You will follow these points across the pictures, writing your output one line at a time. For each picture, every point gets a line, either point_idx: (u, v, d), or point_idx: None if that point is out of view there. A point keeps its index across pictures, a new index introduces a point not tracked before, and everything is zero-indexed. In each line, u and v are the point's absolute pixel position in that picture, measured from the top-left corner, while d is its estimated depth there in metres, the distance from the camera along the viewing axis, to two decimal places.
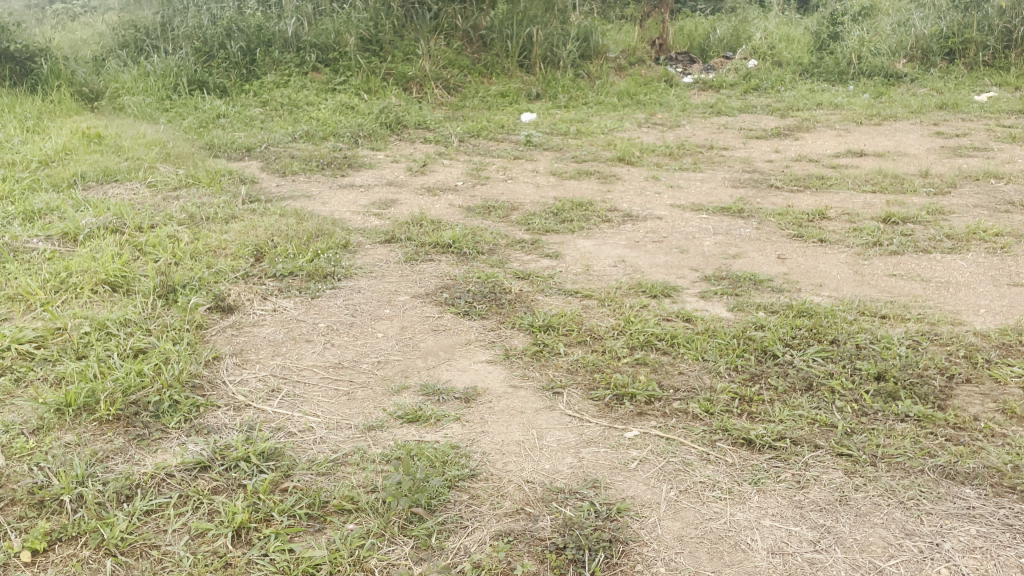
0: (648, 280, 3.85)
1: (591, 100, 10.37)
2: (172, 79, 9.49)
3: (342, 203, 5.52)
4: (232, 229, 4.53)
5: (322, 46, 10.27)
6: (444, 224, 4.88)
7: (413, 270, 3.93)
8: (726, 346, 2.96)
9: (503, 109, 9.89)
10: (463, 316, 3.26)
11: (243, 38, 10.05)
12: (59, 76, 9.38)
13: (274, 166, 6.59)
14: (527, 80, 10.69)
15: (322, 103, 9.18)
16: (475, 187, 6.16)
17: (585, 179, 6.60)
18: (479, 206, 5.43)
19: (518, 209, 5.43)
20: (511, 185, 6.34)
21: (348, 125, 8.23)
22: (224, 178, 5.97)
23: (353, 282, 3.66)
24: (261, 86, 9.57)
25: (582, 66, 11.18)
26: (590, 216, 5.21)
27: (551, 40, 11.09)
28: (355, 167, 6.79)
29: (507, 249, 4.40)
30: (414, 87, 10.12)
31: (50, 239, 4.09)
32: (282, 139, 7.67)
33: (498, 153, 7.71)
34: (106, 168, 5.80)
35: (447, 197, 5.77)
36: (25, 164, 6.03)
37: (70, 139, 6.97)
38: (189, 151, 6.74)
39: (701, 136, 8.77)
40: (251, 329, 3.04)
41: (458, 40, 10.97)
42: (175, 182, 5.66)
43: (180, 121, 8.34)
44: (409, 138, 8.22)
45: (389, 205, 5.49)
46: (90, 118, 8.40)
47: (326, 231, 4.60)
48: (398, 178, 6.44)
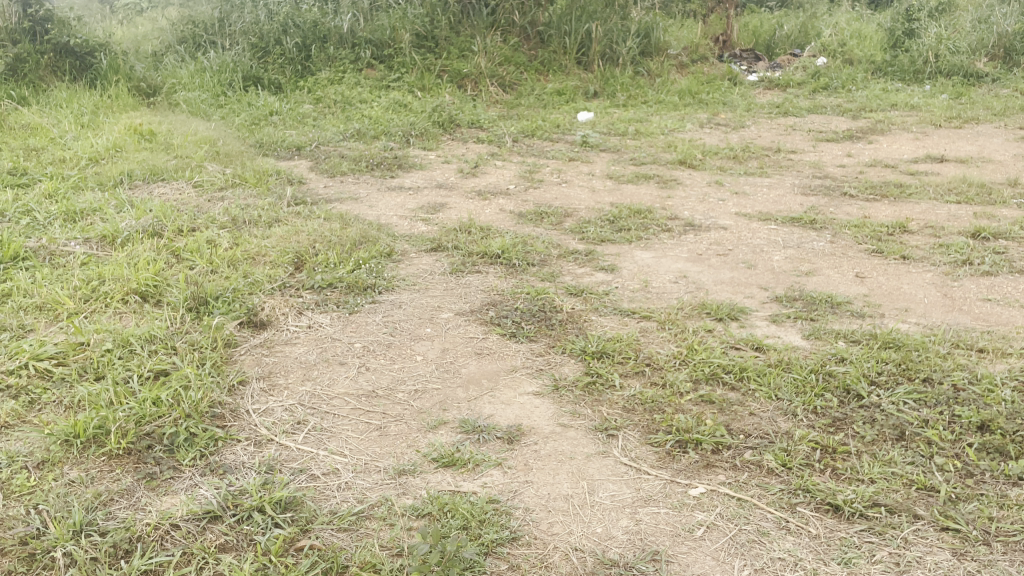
0: (712, 300, 3.54)
1: (650, 99, 10.01)
2: (228, 75, 9.45)
3: (389, 206, 5.32)
4: (274, 233, 4.36)
5: (377, 42, 10.11)
6: (493, 232, 4.64)
7: (458, 283, 3.69)
8: (803, 383, 2.64)
9: (560, 107, 9.61)
10: (509, 337, 3.01)
11: (299, 34, 9.98)
12: (118, 71, 9.44)
13: (323, 166, 6.43)
14: (585, 78, 10.39)
15: (375, 100, 9.02)
16: (528, 191, 5.90)
17: (644, 183, 6.28)
18: (530, 212, 5.17)
19: (572, 216, 5.16)
20: (566, 188, 6.07)
21: (400, 124, 8.05)
22: (272, 178, 5.83)
23: (394, 296, 3.43)
24: (315, 83, 9.46)
25: (642, 64, 10.83)
26: (649, 224, 4.90)
27: (611, 36, 10.75)
28: (406, 168, 6.59)
29: (560, 261, 4.13)
30: (469, 84, 9.90)
31: (89, 243, 3.98)
32: (334, 137, 7.52)
33: (552, 154, 7.43)
34: (154, 166, 5.72)
35: (499, 202, 5.53)
36: (76, 161, 5.99)
37: (122, 135, 6.94)
38: (239, 150, 6.63)
39: (767, 138, 8.35)
40: (282, 348, 2.84)
41: (515, 37, 10.72)
42: (221, 182, 5.54)
43: (233, 118, 8.28)
44: (462, 137, 8.01)
45: (438, 209, 5.26)
46: (145, 114, 8.41)
47: (370, 236, 4.40)
48: (448, 180, 6.22)
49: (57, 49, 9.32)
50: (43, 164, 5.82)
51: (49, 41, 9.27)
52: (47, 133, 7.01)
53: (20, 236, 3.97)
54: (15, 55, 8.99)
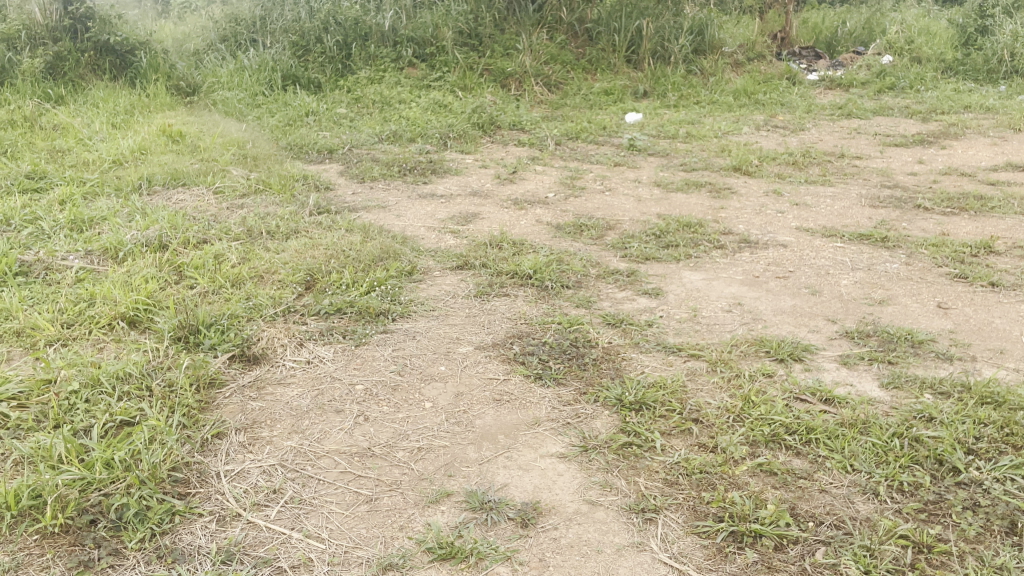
0: (771, 334, 3.09)
1: (703, 100, 9.50)
2: (267, 74, 9.22)
3: (418, 216, 4.97)
4: (288, 247, 4.03)
5: (419, 40, 9.77)
6: (526, 247, 4.25)
7: (482, 308, 3.30)
8: (883, 451, 2.20)
9: (607, 108, 9.17)
10: (534, 380, 2.61)
11: (340, 32, 9.70)
12: (157, 70, 9.30)
13: (354, 171, 6.12)
14: (634, 78, 9.92)
15: (414, 101, 8.70)
16: (568, 200, 5.50)
17: (694, 192, 5.82)
18: (569, 224, 4.77)
19: (614, 229, 4.73)
20: (610, 197, 5.64)
21: (438, 125, 7.70)
22: (298, 183, 5.53)
23: (408, 325, 3.06)
24: (354, 82, 9.18)
25: (695, 62, 10.32)
26: (699, 240, 4.45)
27: (663, 33, 10.26)
28: (440, 173, 6.24)
29: (598, 284, 3.72)
30: (513, 84, 9.51)
31: (90, 256, 3.70)
32: (368, 139, 7.21)
33: (597, 158, 7.00)
34: (176, 170, 5.46)
35: (536, 212, 5.13)
36: (100, 164, 5.78)
37: (152, 137, 6.73)
38: (269, 153, 6.35)
39: (830, 142, 7.78)
40: (274, 388, 2.49)
41: (562, 34, 10.30)
42: (244, 188, 5.24)
43: (268, 118, 8.04)
44: (502, 140, 7.64)
45: (470, 220, 4.90)
46: (180, 114, 8.22)
47: (392, 250, 4.04)
48: (484, 187, 5.84)
49: (97, 48, 9.21)
50: (65, 167, 5.61)
51: (89, 39, 9.16)
52: (78, 134, 6.84)
53: (19, 248, 3.72)
54: (56, 53, 8.89)
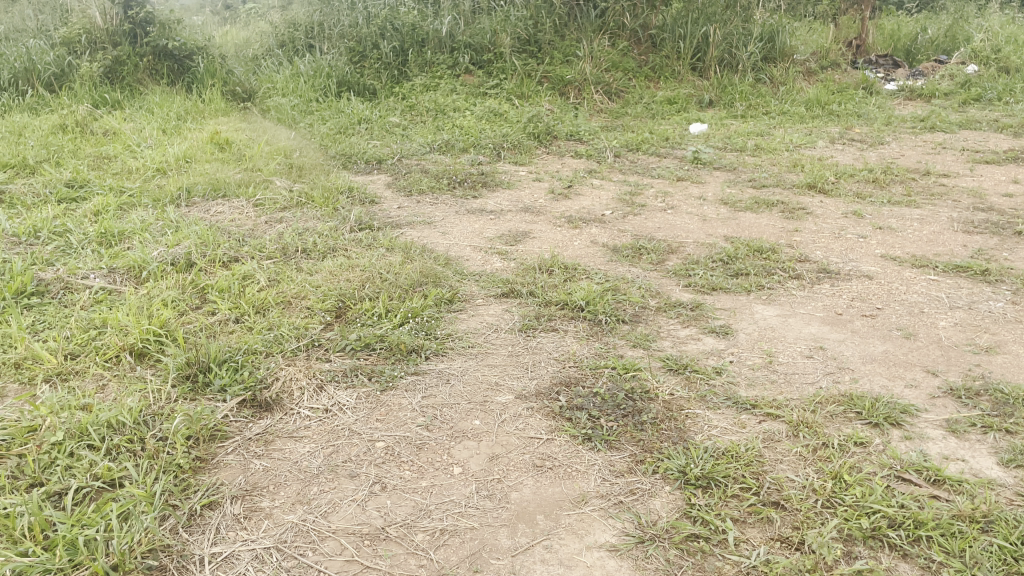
0: (861, 390, 2.66)
1: (772, 110, 9.01)
2: (322, 80, 9.05)
3: (465, 233, 4.65)
4: (321, 269, 3.74)
5: (477, 47, 9.48)
6: (579, 273, 3.89)
7: (526, 346, 2.94)
8: (1013, 558, 1.80)
9: (670, 118, 8.74)
10: (582, 441, 2.24)
11: (397, 38, 9.45)
12: (214, 75, 9.23)
13: (402, 183, 5.84)
14: (699, 86, 9.47)
15: (469, 109, 8.40)
16: (626, 218, 5.11)
17: (765, 212, 5.36)
18: (627, 246, 4.39)
19: (677, 252, 4.33)
20: (672, 216, 5.23)
21: (492, 135, 7.39)
22: (341, 196, 5.26)
23: (443, 365, 2.72)
24: (409, 89, 8.93)
25: (765, 70, 9.81)
26: (772, 267, 4.01)
27: (731, 40, 9.78)
28: (491, 187, 5.91)
29: (659, 318, 3.33)
30: (572, 91, 9.15)
31: (112, 274, 3.47)
32: (419, 149, 6.94)
33: (659, 172, 6.59)
34: (217, 179, 5.25)
35: (591, 231, 4.76)
36: (143, 172, 5.62)
37: (199, 145, 6.58)
38: (316, 162, 6.12)
39: (912, 157, 7.20)
40: (283, 444, 2.18)
41: (625, 40, 9.89)
42: (285, 201, 5.00)
43: (319, 126, 7.84)
44: (559, 151, 7.28)
45: (520, 239, 4.55)
46: (233, 120, 8.10)
47: (433, 273, 3.72)
48: (537, 203, 5.50)
49: (156, 52, 9.19)
50: (108, 175, 5.45)
51: (148, 44, 9.14)
52: (128, 141, 6.74)
53: (41, 264, 3.52)
54: (115, 58, 8.90)
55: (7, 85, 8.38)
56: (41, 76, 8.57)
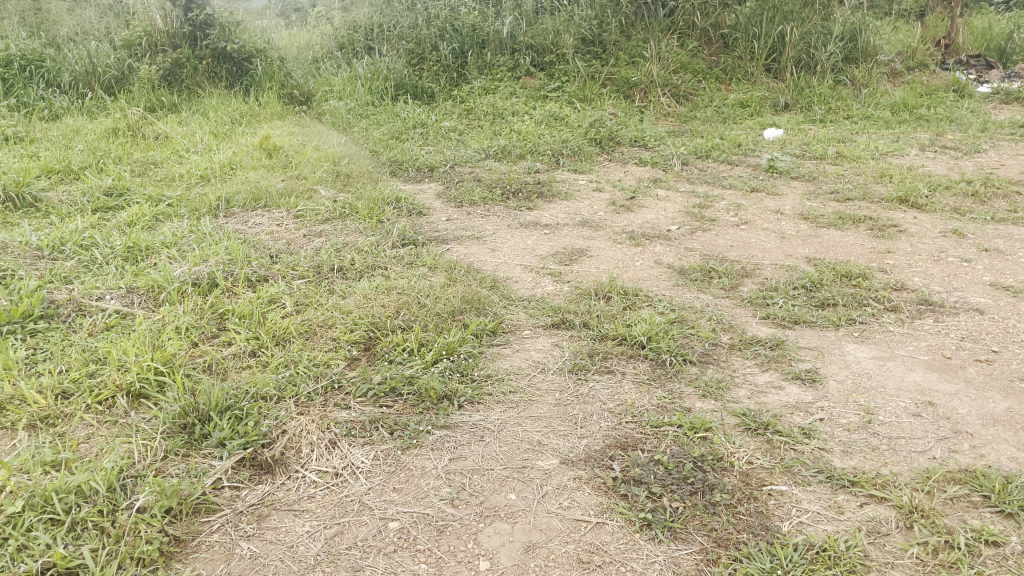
0: (987, 466, 2.18)
1: (854, 115, 8.39)
2: (379, 82, 8.79)
3: (516, 251, 4.27)
4: (355, 292, 3.41)
5: (539, 48, 9.09)
6: (640, 301, 3.46)
7: (577, 393, 2.54)
8: None
9: (742, 123, 8.19)
10: (639, 528, 1.86)
11: (457, 39, 9.11)
12: (272, 78, 9.09)
13: (453, 192, 5.49)
14: (774, 88, 8.90)
15: (529, 113, 8.02)
16: (695, 235, 4.64)
17: (850, 229, 4.84)
18: (695, 268, 3.94)
19: (753, 277, 3.86)
20: (746, 231, 4.75)
21: (551, 140, 7.00)
22: (387, 207, 4.94)
23: (478, 417, 2.34)
24: (467, 93, 8.60)
25: (845, 71, 9.17)
26: (863, 296, 3.51)
27: (809, 39, 9.16)
28: (548, 198, 5.52)
29: (733, 360, 2.88)
30: (637, 94, 8.68)
31: (130, 294, 3.20)
32: (473, 156, 6.60)
33: (731, 181, 6.09)
34: (260, 188, 5.00)
35: (656, 249, 4.32)
36: (187, 180, 5.40)
37: (248, 150, 6.37)
38: (364, 169, 5.83)
39: (1014, 167, 6.53)
40: (280, 521, 1.87)
41: (695, 41, 9.37)
42: (327, 212, 4.70)
43: (373, 130, 7.58)
44: (622, 157, 6.85)
45: (576, 258, 4.15)
46: (286, 124, 7.91)
47: (476, 298, 3.34)
48: (597, 216, 5.08)
49: (215, 55, 9.06)
50: (150, 182, 5.25)
51: (207, 46, 9.02)
52: (178, 146, 6.57)
53: (57, 283, 3.27)
54: (174, 60, 8.83)
55: (67, 88, 8.34)
56: (101, 79, 8.51)
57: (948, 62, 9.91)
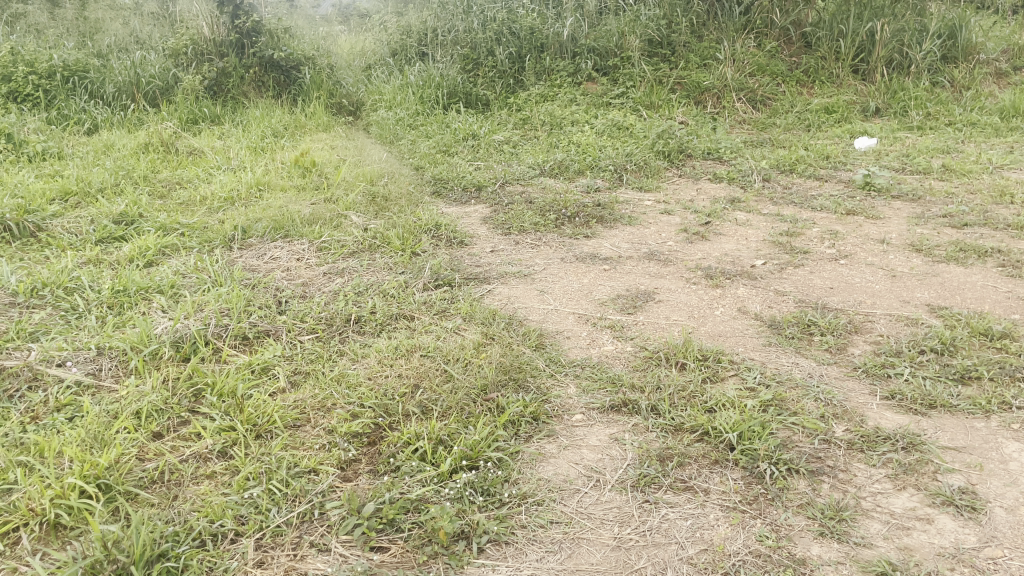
0: None
1: (956, 121, 7.46)
2: (431, 90, 8.20)
3: (570, 294, 3.60)
4: (368, 357, 2.79)
5: (601, 51, 8.38)
6: (723, 371, 2.75)
7: (642, 528, 1.90)
8: None
9: (829, 131, 7.34)
10: None
11: (514, 43, 8.47)
12: (320, 87, 8.63)
13: (501, 216, 4.86)
14: (862, 91, 8.00)
15: (590, 122, 7.33)
16: (785, 272, 3.89)
17: (974, 264, 4.02)
18: (789, 321, 3.20)
19: (864, 334, 3.10)
20: (846, 267, 3.99)
21: (614, 153, 6.31)
22: (423, 237, 4.33)
23: (505, 571, 1.75)
24: (524, 100, 7.95)
25: (943, 72, 8.21)
26: (1014, 366, 2.74)
27: (902, 37, 8.23)
28: (609, 223, 4.83)
29: (855, 471, 2.15)
30: (710, 100, 7.90)
31: (99, 358, 2.67)
32: (527, 172, 5.96)
33: (821, 201, 5.30)
34: (284, 214, 4.44)
35: (738, 292, 3.59)
36: (209, 203, 4.89)
37: (283, 168, 5.86)
38: (404, 189, 5.24)
39: None
40: None
41: (773, 40, 8.53)
42: (355, 243, 4.11)
43: (421, 142, 7.01)
44: (694, 172, 6.11)
45: (642, 304, 3.46)
46: (331, 137, 7.41)
47: (516, 365, 2.69)
48: (665, 245, 4.38)
49: (263, 63, 8.65)
50: (169, 207, 4.76)
51: (255, 54, 8.59)
52: (212, 163, 6.09)
53: (19, 342, 2.75)
54: (220, 70, 8.42)
55: (110, 100, 7.95)
56: (146, 90, 8.11)
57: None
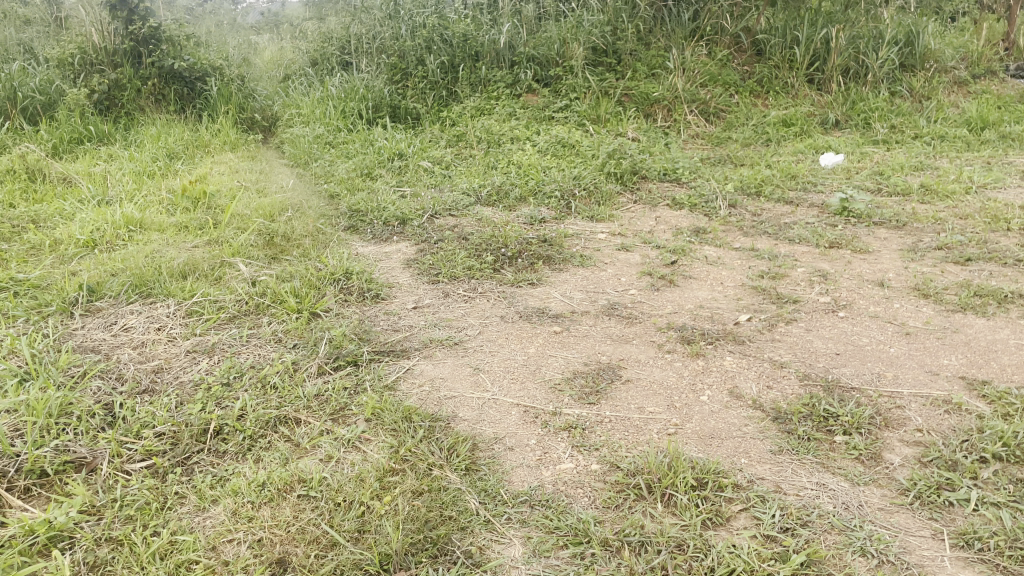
0: None
1: (923, 134, 6.91)
2: (354, 103, 7.29)
3: (513, 372, 2.79)
4: (218, 504, 1.93)
5: (541, 60, 7.59)
6: (729, 506, 1.97)
7: None
8: None
9: (791, 146, 6.71)
10: None
11: (446, 51, 7.63)
12: (229, 101, 7.51)
13: (427, 259, 4.03)
14: (819, 103, 7.40)
15: (531, 139, 6.55)
16: (776, 331, 3.15)
17: (996, 313, 3.35)
18: (799, 414, 2.43)
19: (899, 432, 2.35)
20: (847, 322, 3.27)
21: (558, 175, 5.53)
22: (326, 292, 3.46)
23: None
24: (458, 114, 7.11)
25: (902, 81, 7.67)
26: None
27: (857, 44, 7.68)
28: (557, 264, 4.04)
29: None
30: (660, 112, 7.19)
31: None
32: (460, 200, 5.13)
33: (797, 230, 4.61)
34: (151, 268, 3.51)
35: (725, 365, 2.83)
36: (63, 250, 3.91)
37: (167, 200, 4.88)
38: (310, 225, 4.35)
39: None
40: None
41: (724, 48, 7.90)
42: (235, 306, 3.23)
43: (340, 164, 6.10)
44: (649, 197, 5.37)
45: (604, 387, 2.66)
46: (237, 158, 6.43)
47: (437, 517, 1.88)
48: (626, 294, 3.61)
49: (163, 74, 7.39)
50: (9, 259, 3.76)
51: (153, 64, 7.34)
52: (84, 196, 5.07)
53: None
54: (113, 81, 7.19)
55: None
56: (23, 106, 6.83)
57: (1015, 67, 8.43)
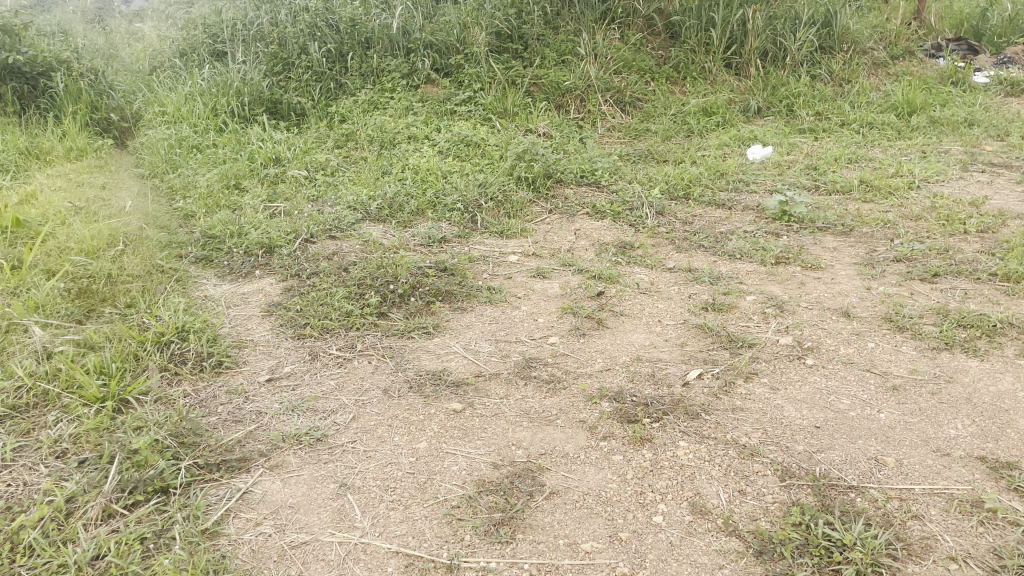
0: None
1: (851, 120, 6.42)
2: (227, 98, 6.23)
3: (395, 487, 2.01)
4: None
5: (440, 47, 6.73)
6: None
7: None
8: None
9: (714, 138, 6.11)
10: None
11: (332, 39, 6.69)
12: (79, 100, 6.21)
13: (296, 300, 3.18)
14: (739, 89, 6.84)
15: (430, 138, 5.74)
16: (736, 395, 2.47)
17: (988, 350, 2.76)
18: (792, 543, 1.76)
19: (926, 566, 1.72)
20: (820, 374, 2.61)
21: (459, 181, 4.74)
22: (147, 364, 2.59)
23: None
24: (347, 109, 6.21)
25: (822, 64, 7.18)
26: None
27: (775, 25, 7.14)
28: (458, 302, 3.27)
29: None
30: (572, 103, 6.47)
31: None
32: (344, 215, 4.27)
33: (737, 242, 3.97)
34: None
35: (680, 456, 2.13)
36: None
37: None
38: (144, 263, 3.44)
39: None
40: None
41: (637, 31, 7.23)
42: (8, 399, 2.35)
43: (203, 173, 5.13)
44: (564, 205, 4.65)
45: (520, 508, 1.92)
46: (80, 171, 5.35)
47: None
48: (544, 343, 2.88)
49: None
50: None
51: None
52: None
53: None
54: None
55: None
56: None
57: (931, 48, 8.08)
